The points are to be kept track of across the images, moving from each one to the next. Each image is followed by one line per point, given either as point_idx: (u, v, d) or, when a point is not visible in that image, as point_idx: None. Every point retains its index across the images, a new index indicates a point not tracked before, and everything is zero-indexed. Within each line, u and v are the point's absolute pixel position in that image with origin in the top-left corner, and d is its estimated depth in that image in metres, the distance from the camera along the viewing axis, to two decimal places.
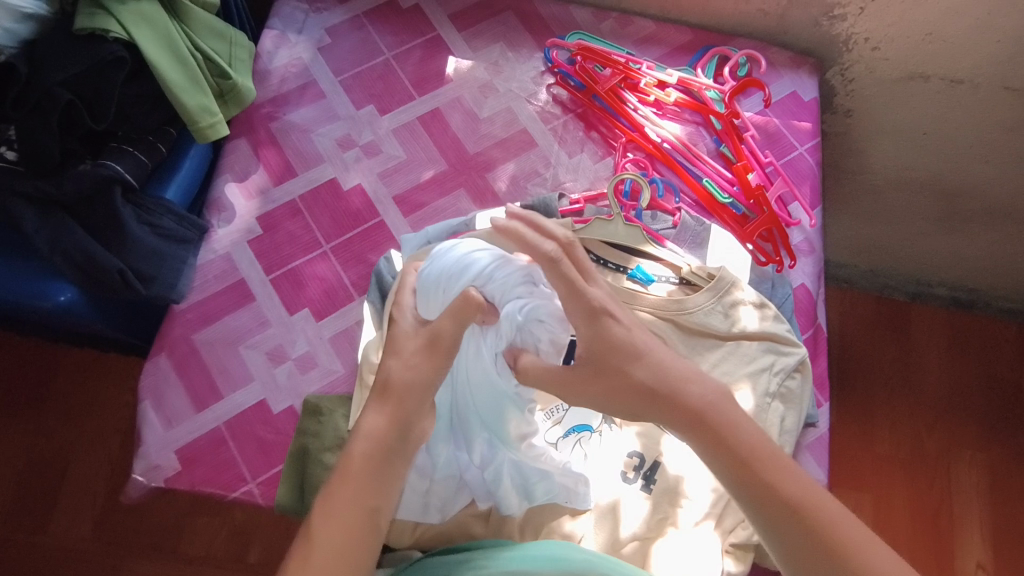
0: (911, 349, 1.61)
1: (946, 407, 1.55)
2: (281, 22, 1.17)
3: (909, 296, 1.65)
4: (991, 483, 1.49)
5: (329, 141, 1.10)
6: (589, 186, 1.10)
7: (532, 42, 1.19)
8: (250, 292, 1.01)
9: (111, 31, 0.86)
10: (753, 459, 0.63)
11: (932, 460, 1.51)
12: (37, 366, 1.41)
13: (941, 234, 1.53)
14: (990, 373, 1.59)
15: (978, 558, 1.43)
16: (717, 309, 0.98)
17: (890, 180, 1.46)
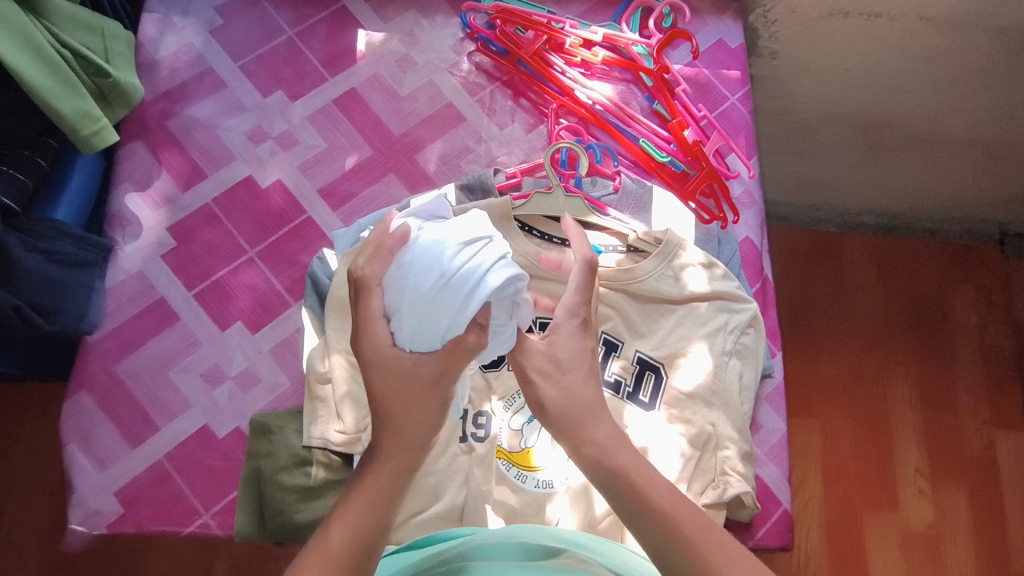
0: (845, 279, 1.66)
1: (880, 330, 1.62)
2: (162, 4, 1.03)
3: (840, 227, 1.69)
4: (923, 394, 1.58)
5: (238, 135, 1.00)
6: (525, 158, 1.06)
7: (446, 7, 1.11)
8: (174, 311, 0.92)
9: None
10: (642, 493, 0.64)
11: (871, 379, 1.58)
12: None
13: (866, 165, 1.57)
14: (917, 291, 1.66)
15: (916, 466, 1.53)
16: (667, 274, 0.96)
17: (818, 118, 1.48)
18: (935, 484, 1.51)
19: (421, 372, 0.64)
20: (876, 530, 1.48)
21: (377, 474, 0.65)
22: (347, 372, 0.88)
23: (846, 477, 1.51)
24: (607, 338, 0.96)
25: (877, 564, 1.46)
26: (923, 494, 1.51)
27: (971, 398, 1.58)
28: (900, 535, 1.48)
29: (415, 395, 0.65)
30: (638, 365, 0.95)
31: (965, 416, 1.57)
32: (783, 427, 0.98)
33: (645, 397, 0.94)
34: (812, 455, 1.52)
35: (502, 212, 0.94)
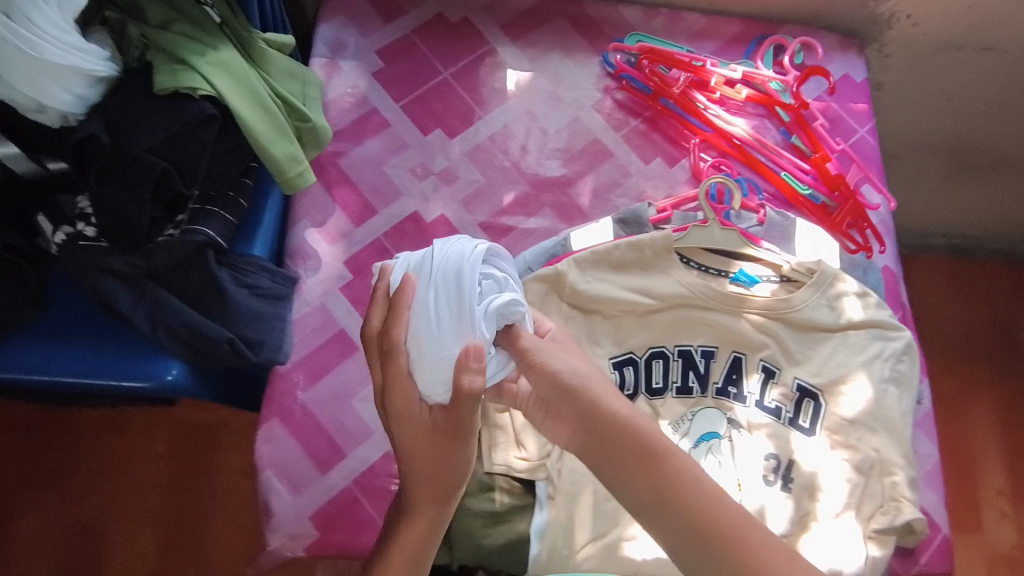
0: (924, 304, 1.67)
1: (963, 353, 1.64)
2: (328, 49, 1.09)
3: (909, 249, 1.72)
4: (1002, 414, 1.59)
5: (404, 172, 1.04)
6: (670, 192, 1.10)
7: (588, 47, 1.16)
8: (354, 341, 0.96)
9: (199, 88, 0.77)
10: (672, 478, 0.68)
11: (949, 398, 1.60)
12: (63, 428, 1.32)
13: (956, 190, 1.59)
14: (996, 315, 1.68)
15: (1001, 491, 1.52)
16: (822, 302, 0.99)
17: (908, 146, 1.50)
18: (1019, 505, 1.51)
19: (437, 427, 0.68)
20: (964, 552, 1.47)
21: (412, 526, 0.71)
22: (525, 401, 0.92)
23: None
24: (765, 365, 0.98)
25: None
26: (1007, 520, 1.50)
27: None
28: (987, 562, 1.47)
29: (437, 453, 0.69)
30: (798, 392, 0.97)
31: None
32: (935, 453, 1.01)
33: (806, 422, 0.96)
34: None
35: (665, 246, 0.98)
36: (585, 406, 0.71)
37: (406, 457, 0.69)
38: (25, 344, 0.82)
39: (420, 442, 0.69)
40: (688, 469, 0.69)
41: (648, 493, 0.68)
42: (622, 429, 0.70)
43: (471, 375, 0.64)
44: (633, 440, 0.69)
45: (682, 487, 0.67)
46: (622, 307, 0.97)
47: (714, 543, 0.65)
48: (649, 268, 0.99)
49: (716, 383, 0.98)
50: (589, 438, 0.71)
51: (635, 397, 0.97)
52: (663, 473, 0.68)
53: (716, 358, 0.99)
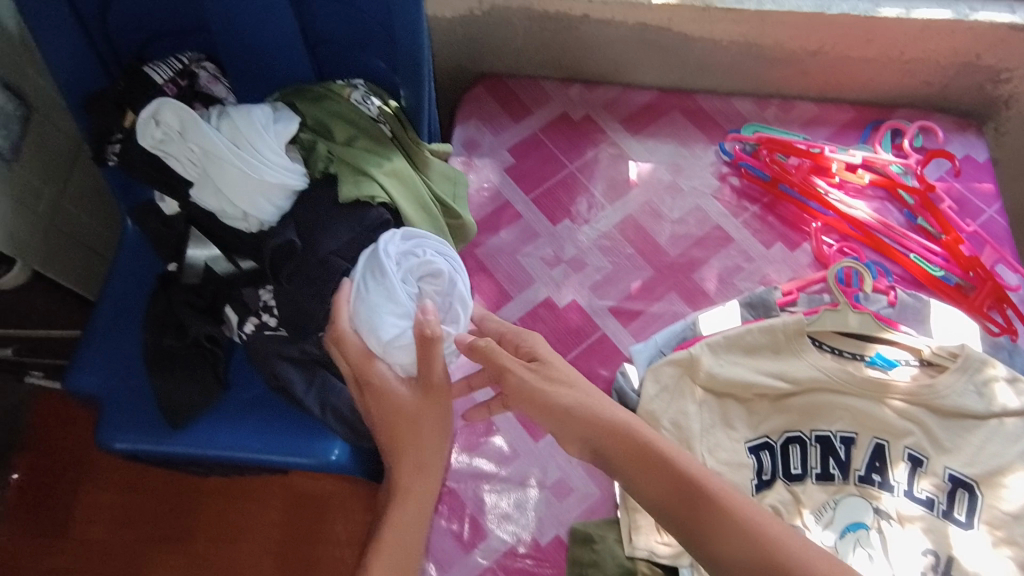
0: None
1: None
2: (465, 148, 1.19)
3: None
4: None
5: (536, 260, 1.11)
6: (794, 275, 1.12)
7: (704, 138, 1.22)
8: (493, 423, 1.01)
9: (377, 197, 0.87)
10: (679, 475, 0.72)
11: None
12: (183, 497, 1.39)
13: None
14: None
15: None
16: (971, 388, 0.96)
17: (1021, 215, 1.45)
18: None
19: (406, 393, 0.82)
20: None
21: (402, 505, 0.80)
22: None
23: None
24: (911, 453, 0.96)
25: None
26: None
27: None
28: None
29: (409, 418, 0.81)
30: (950, 482, 0.93)
31: None
32: None
33: (962, 515, 0.92)
34: None
35: (799, 329, 0.99)
36: (583, 421, 0.77)
37: (389, 429, 0.81)
38: (202, 422, 0.90)
39: (390, 411, 0.81)
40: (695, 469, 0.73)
41: (656, 490, 0.72)
42: (625, 437, 0.75)
43: (432, 325, 0.80)
44: (632, 445, 0.74)
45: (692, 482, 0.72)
46: (756, 391, 0.98)
47: (722, 529, 0.69)
48: (782, 351, 1.00)
49: (858, 471, 0.96)
50: (596, 448, 0.77)
51: (773, 482, 0.95)
52: (669, 473, 0.73)
53: (857, 444, 0.97)
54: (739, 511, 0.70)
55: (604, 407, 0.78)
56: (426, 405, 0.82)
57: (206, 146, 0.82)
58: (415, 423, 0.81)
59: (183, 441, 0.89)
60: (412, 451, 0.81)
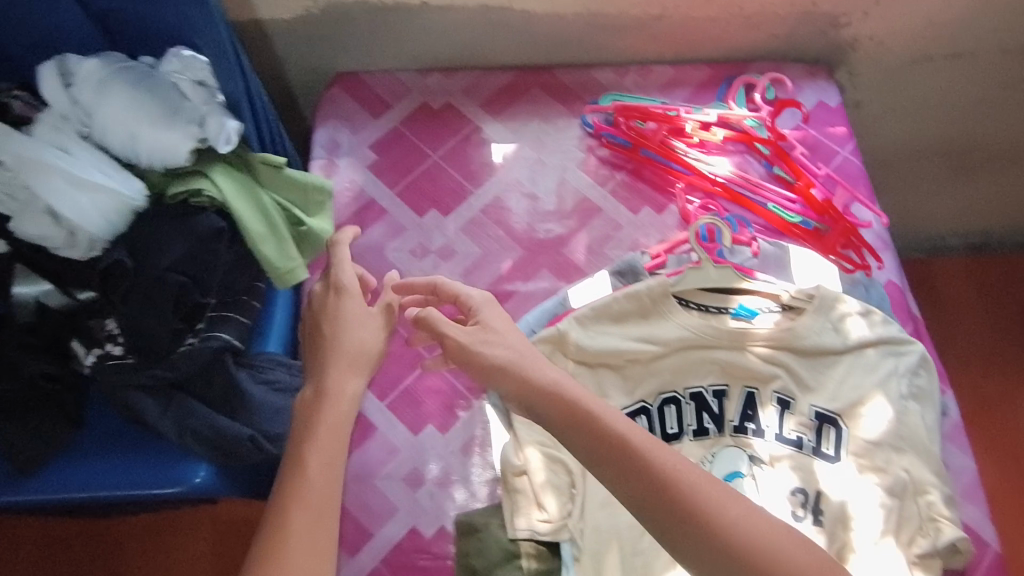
0: (963, 311, 1.69)
1: (1006, 356, 1.64)
2: (324, 149, 1.16)
3: (927, 252, 1.76)
4: None
5: (404, 254, 1.10)
6: (663, 237, 1.12)
7: (565, 111, 1.21)
8: (371, 422, 1.00)
9: (204, 189, 0.86)
10: (581, 410, 0.75)
11: (1007, 403, 1.58)
12: (103, 543, 1.35)
13: (949, 189, 1.62)
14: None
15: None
16: (828, 326, 0.99)
17: (901, 154, 1.53)
18: None
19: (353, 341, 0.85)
20: None
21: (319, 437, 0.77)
22: (545, 462, 0.93)
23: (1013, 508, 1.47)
24: (779, 396, 0.98)
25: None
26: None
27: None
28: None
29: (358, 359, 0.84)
30: (817, 419, 0.96)
31: None
32: (971, 465, 0.99)
33: (830, 450, 0.95)
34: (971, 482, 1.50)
35: (663, 291, 1.00)
36: (517, 382, 0.79)
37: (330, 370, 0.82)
38: (68, 467, 0.88)
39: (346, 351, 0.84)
40: (683, 483, 0.71)
41: (566, 420, 0.76)
42: (550, 389, 0.77)
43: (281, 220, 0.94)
44: (562, 406, 0.76)
45: (677, 499, 0.70)
46: (627, 357, 0.99)
47: (622, 455, 0.72)
48: (649, 314, 1.01)
49: (732, 421, 0.98)
50: (520, 397, 0.79)
51: None
52: (654, 487, 0.70)
53: (729, 395, 0.99)
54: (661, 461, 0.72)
55: (537, 367, 0.80)
56: (365, 316, 0.87)
57: (24, 156, 0.80)
58: (352, 348, 0.84)
59: (52, 487, 0.87)
60: (334, 383, 0.81)
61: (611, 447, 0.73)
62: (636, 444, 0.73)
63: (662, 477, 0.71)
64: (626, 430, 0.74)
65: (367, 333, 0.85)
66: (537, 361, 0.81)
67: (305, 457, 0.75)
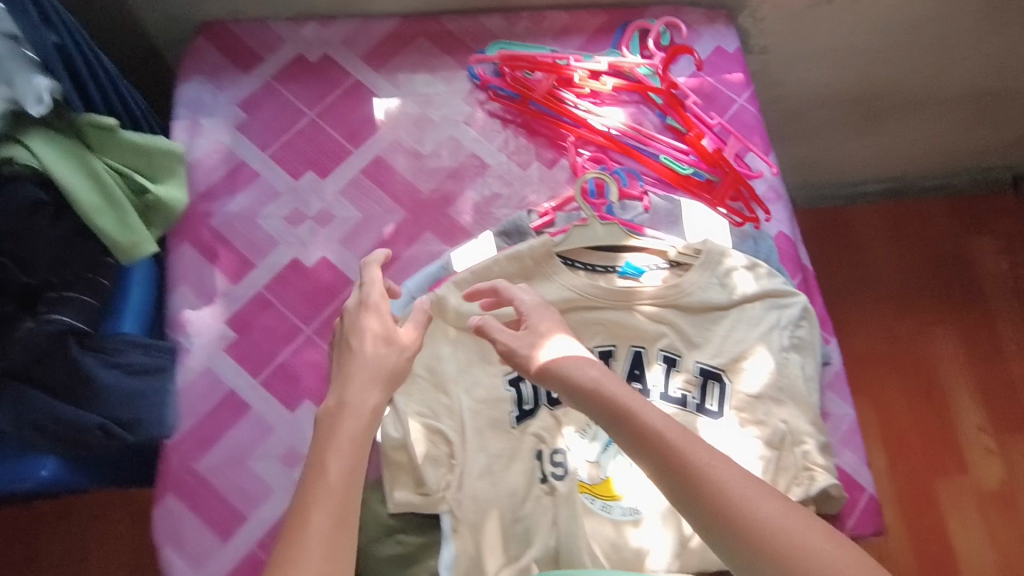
0: (879, 254, 1.73)
1: (918, 296, 1.69)
2: (186, 108, 1.07)
3: (845, 199, 1.78)
4: (967, 350, 1.65)
5: (278, 221, 1.03)
6: (553, 194, 1.08)
7: (452, 63, 1.14)
8: (244, 401, 0.95)
9: (16, 157, 0.81)
10: (621, 409, 0.72)
11: (913, 347, 1.65)
12: None
13: (860, 136, 1.62)
14: (942, 255, 1.73)
15: (977, 424, 1.59)
16: (714, 282, 0.98)
17: (809, 100, 1.52)
18: (1001, 436, 1.58)
19: (372, 354, 0.79)
20: (949, 492, 1.53)
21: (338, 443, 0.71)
22: (423, 433, 0.91)
23: (906, 445, 1.58)
24: (666, 354, 0.97)
25: (956, 524, 1.51)
26: (989, 451, 1.57)
27: (1009, 348, 1.65)
28: (974, 498, 1.53)
29: (377, 375, 0.78)
30: (701, 375, 0.96)
31: (1011, 361, 1.64)
32: (850, 412, 1.02)
33: (714, 406, 0.94)
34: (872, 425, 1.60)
35: (546, 252, 0.96)
36: (558, 382, 0.77)
37: (340, 388, 0.76)
38: None
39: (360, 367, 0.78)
40: (736, 494, 0.64)
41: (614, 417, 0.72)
42: (593, 388, 0.74)
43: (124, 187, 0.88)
44: (603, 404, 0.73)
45: (729, 508, 0.64)
46: (511, 321, 0.96)
47: (669, 458, 0.68)
48: (534, 277, 0.97)
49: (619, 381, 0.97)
50: (568, 395, 0.76)
51: (536, 410, 0.95)
52: (704, 494, 0.65)
53: (616, 355, 0.97)
54: (707, 468, 0.66)
55: (579, 369, 0.76)
56: (389, 336, 0.81)
57: None
58: (374, 365, 0.78)
59: None
60: (355, 396, 0.75)
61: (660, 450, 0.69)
62: (684, 449, 0.68)
63: (714, 485, 0.65)
64: (671, 432, 0.69)
65: (390, 354, 0.80)
66: (579, 363, 0.77)
67: (323, 462, 0.69)
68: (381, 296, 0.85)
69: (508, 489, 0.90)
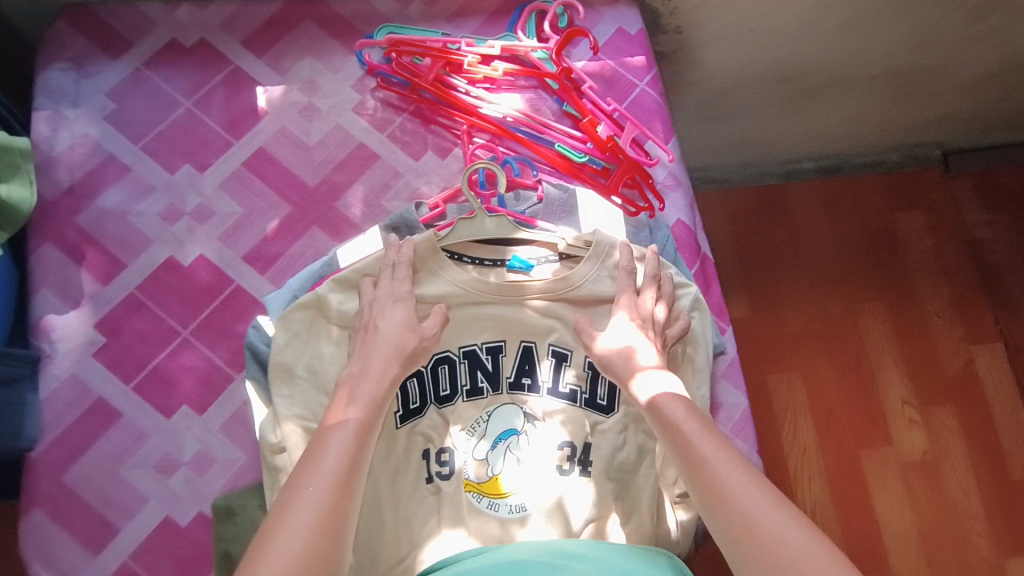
0: (800, 231, 1.51)
1: (842, 273, 1.48)
2: (50, 98, 1.01)
3: (783, 176, 1.54)
4: (896, 328, 1.44)
5: (152, 217, 0.98)
6: (445, 185, 1.06)
7: (340, 47, 1.09)
8: (114, 408, 0.91)
9: None
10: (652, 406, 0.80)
11: (843, 322, 1.44)
12: None
13: (790, 115, 1.42)
14: (868, 228, 1.51)
15: (902, 394, 1.40)
16: (603, 274, 0.96)
17: (733, 81, 1.34)
18: (927, 413, 1.39)
19: (397, 340, 0.84)
20: (876, 469, 1.35)
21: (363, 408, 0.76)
22: (301, 437, 0.87)
23: (836, 426, 1.37)
24: (555, 349, 0.96)
25: (883, 504, 1.33)
26: (914, 423, 1.38)
27: (940, 321, 1.45)
28: (898, 468, 1.35)
29: (393, 357, 0.83)
30: (591, 370, 0.95)
31: (941, 338, 1.44)
32: (744, 401, 1.05)
33: (604, 400, 0.95)
34: (799, 404, 1.39)
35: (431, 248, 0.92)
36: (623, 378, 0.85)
37: (363, 366, 0.81)
38: None
39: (380, 349, 0.83)
40: (742, 489, 0.69)
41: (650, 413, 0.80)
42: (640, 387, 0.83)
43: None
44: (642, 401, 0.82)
45: (732, 500, 0.69)
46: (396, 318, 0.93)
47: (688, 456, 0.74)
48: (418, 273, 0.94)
49: (508, 377, 0.95)
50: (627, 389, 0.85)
51: (424, 409, 0.94)
52: (713, 484, 0.71)
53: (504, 352, 0.96)
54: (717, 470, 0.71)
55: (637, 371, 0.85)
56: (410, 324, 0.86)
57: None
58: (395, 347, 0.84)
59: None
60: (377, 368, 0.81)
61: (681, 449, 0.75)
62: (699, 442, 0.74)
63: (723, 486, 0.70)
64: (693, 428, 0.75)
65: (409, 338, 0.85)
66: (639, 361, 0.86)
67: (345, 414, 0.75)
68: (406, 287, 0.89)
69: (391, 489, 0.90)
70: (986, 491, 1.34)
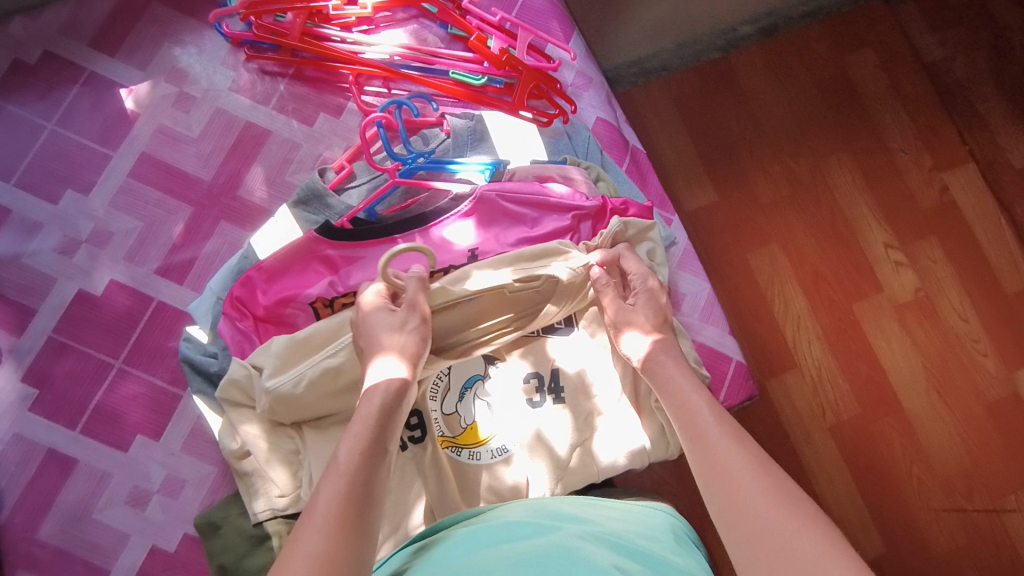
0: (747, 96, 1.32)
1: (799, 130, 1.31)
2: None
3: (722, 49, 1.33)
4: (866, 175, 1.30)
5: (49, 254, 0.93)
6: (347, 145, 0.99)
7: (198, 24, 1.00)
8: (68, 455, 0.88)
9: None
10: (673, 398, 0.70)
11: (809, 182, 1.29)
12: None
13: None
14: (818, 77, 1.33)
15: (883, 240, 1.28)
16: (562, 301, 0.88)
17: None
18: (912, 254, 1.27)
19: (390, 335, 0.74)
20: (870, 319, 1.24)
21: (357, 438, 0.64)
22: (261, 436, 0.83)
23: (825, 287, 1.25)
24: None
25: (886, 352, 1.23)
26: (901, 265, 1.27)
27: (908, 154, 1.31)
28: (892, 312, 1.25)
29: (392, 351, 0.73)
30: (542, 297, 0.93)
31: (911, 173, 1.30)
32: (705, 285, 1.03)
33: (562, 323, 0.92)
34: (785, 278, 1.25)
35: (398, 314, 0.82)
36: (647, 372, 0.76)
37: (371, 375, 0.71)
38: None
39: (380, 347, 0.73)
40: (750, 476, 0.57)
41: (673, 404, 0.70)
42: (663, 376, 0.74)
43: None
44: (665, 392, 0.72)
45: (734, 484, 0.57)
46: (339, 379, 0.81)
47: (700, 445, 0.63)
48: None
49: None
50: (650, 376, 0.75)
51: None
52: (719, 468, 0.59)
53: None
54: (725, 459, 0.59)
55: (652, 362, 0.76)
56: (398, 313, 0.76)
57: None
58: (389, 340, 0.74)
59: None
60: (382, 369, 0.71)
61: (695, 441, 0.64)
62: (713, 435, 0.63)
63: (732, 478, 0.58)
64: (707, 418, 0.66)
65: (397, 329, 0.74)
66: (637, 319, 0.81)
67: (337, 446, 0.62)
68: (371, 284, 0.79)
69: None
70: (982, 311, 1.26)
